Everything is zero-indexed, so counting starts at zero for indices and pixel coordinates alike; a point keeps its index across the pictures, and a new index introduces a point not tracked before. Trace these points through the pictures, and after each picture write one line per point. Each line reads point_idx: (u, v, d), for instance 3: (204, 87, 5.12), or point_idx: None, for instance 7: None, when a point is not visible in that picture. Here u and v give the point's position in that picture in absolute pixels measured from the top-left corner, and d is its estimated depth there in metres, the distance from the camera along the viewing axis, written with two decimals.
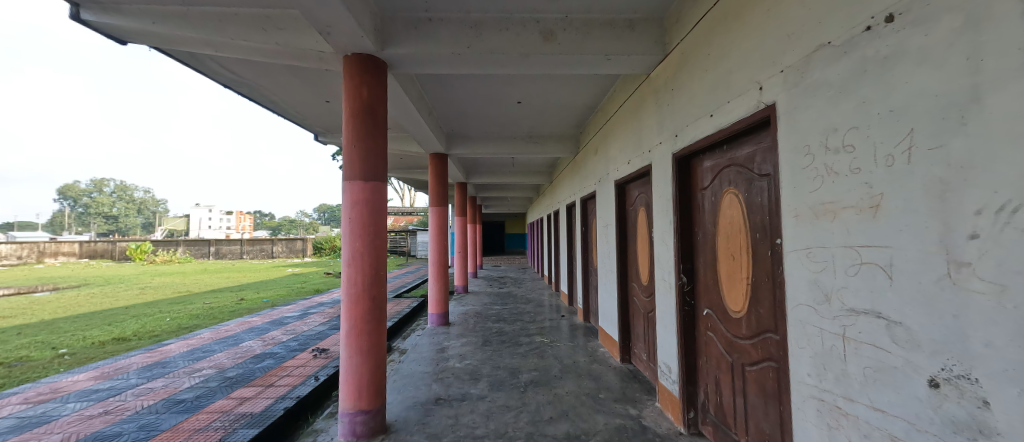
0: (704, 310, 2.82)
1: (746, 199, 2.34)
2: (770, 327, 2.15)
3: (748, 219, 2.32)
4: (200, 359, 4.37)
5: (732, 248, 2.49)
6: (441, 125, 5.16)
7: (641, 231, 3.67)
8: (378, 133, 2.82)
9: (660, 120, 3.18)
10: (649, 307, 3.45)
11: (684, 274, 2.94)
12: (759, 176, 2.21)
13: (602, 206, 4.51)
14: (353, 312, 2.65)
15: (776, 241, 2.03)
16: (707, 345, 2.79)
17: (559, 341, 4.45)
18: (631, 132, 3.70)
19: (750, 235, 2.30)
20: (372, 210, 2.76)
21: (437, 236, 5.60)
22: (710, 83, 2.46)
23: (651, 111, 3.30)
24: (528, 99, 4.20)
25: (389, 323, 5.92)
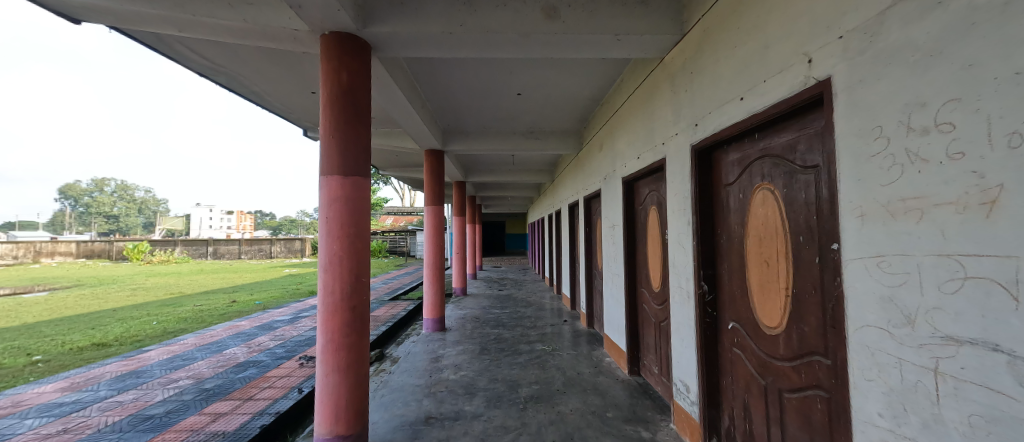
0: (729, 323, 2.56)
1: (786, 196, 2.08)
2: (818, 350, 1.86)
3: (789, 221, 2.06)
4: (178, 368, 4.12)
5: (765, 253, 2.25)
6: (437, 120, 4.90)
7: (650, 232, 3.39)
8: (359, 125, 2.61)
9: (676, 108, 2.91)
10: (661, 316, 3.18)
11: (705, 282, 2.69)
12: (803, 168, 1.95)
13: (608, 205, 4.23)
14: (329, 324, 2.49)
15: (831, 246, 1.76)
16: (732, 363, 2.52)
17: (561, 350, 4.16)
18: (642, 124, 3.43)
19: (791, 238, 2.05)
20: (351, 209, 2.56)
21: (433, 237, 5.34)
22: (740, 61, 2.19)
23: (666, 99, 3.04)
24: (528, 90, 3.93)
25: (383, 329, 5.64)
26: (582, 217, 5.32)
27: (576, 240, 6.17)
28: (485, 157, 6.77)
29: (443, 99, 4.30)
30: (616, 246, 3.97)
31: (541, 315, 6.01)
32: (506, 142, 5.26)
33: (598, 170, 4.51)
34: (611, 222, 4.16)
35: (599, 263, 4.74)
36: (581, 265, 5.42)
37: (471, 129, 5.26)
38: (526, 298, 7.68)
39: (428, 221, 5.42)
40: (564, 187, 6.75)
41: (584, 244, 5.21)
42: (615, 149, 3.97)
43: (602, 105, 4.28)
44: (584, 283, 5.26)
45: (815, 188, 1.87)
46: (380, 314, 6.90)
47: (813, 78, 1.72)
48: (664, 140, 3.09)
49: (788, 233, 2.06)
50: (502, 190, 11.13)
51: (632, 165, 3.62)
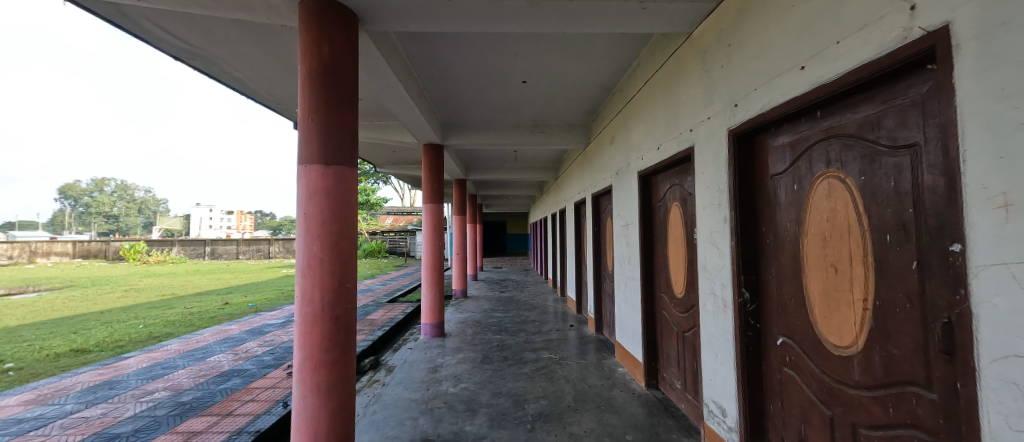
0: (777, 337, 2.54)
1: (864, 193, 1.94)
2: (905, 377, 1.76)
3: (868, 224, 1.93)
4: (155, 378, 3.81)
5: (835, 257, 2.13)
6: (435, 111, 4.60)
7: (671, 231, 3.08)
8: (343, 107, 2.38)
9: (707, 89, 2.62)
10: (684, 325, 2.85)
11: (746, 289, 2.16)
12: (892, 151, 1.78)
13: (620, 202, 3.93)
14: (308, 337, 2.29)
15: (940, 253, 1.58)
16: (783, 381, 2.51)
17: (569, 359, 3.84)
18: (663, 112, 3.14)
19: (874, 238, 1.89)
20: (332, 205, 2.33)
21: (431, 236, 5.04)
22: (802, 23, 1.93)
23: (694, 79, 2.75)
24: (535, 77, 3.64)
25: (378, 334, 5.33)
26: (590, 216, 5.02)
27: (582, 240, 5.86)
28: (486, 153, 6.47)
29: (443, 88, 4.01)
30: (630, 246, 3.66)
31: (544, 319, 5.68)
32: (509, 135, 4.96)
33: (609, 165, 4.22)
34: (624, 220, 3.86)
35: (609, 265, 4.42)
36: (589, 267, 5.11)
37: (472, 122, 4.97)
38: (528, 301, 7.35)
39: (427, 220, 5.13)
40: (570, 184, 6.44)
41: (592, 245, 4.90)
42: (630, 140, 3.68)
43: (614, 95, 4.00)
44: (592, 286, 4.95)
45: (909, 177, 1.70)
46: (376, 317, 6.59)
47: (919, 28, 1.45)
48: (691, 127, 2.80)
49: (866, 236, 1.93)
50: (503, 189, 10.82)
51: (650, 157, 3.32)
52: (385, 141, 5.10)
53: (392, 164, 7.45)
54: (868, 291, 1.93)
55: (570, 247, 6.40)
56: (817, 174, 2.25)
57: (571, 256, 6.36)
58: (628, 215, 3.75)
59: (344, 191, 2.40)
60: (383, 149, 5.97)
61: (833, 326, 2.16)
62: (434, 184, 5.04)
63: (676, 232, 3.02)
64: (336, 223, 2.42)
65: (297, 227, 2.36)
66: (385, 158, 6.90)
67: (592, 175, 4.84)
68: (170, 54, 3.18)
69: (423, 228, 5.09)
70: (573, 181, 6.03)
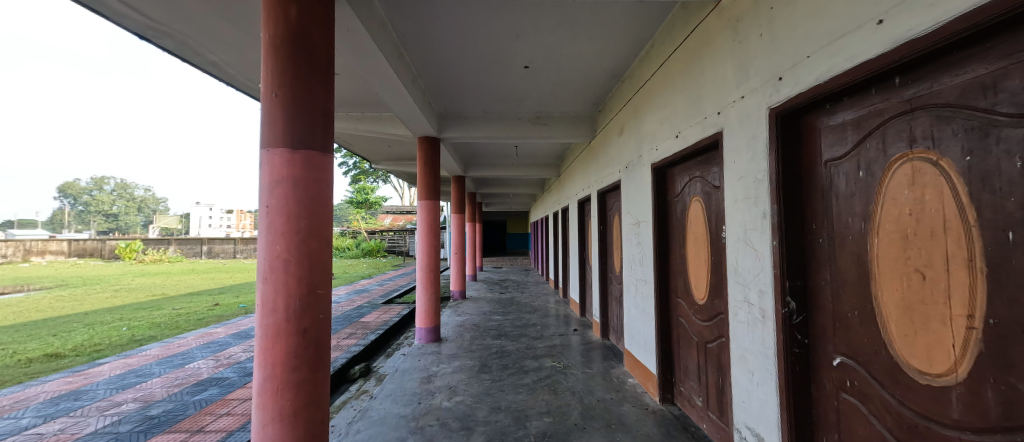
0: (835, 357, 2.14)
1: (961, 181, 1.50)
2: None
3: (966, 220, 1.49)
4: (126, 388, 3.52)
5: (914, 263, 1.69)
6: (432, 101, 4.33)
7: (693, 232, 2.82)
8: (315, 92, 2.18)
9: (741, 65, 2.28)
10: (709, 335, 2.60)
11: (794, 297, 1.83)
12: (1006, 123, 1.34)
13: (631, 197, 3.65)
14: (269, 346, 2.15)
15: None
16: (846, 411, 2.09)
17: (574, 368, 3.56)
18: (685, 95, 2.82)
19: (976, 241, 1.45)
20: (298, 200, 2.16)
21: (427, 237, 4.68)
22: None
23: (726, 54, 2.40)
24: (538, 62, 3.37)
25: (371, 339, 5.05)
26: (595, 214, 4.72)
27: (586, 240, 5.56)
28: (486, 148, 6.17)
29: (438, 74, 3.72)
30: (642, 245, 3.37)
31: (546, 323, 5.39)
32: (509, 128, 4.66)
33: (618, 158, 3.92)
34: (635, 218, 3.59)
35: (617, 266, 4.13)
36: (595, 268, 4.81)
37: (470, 114, 4.68)
38: (529, 303, 7.07)
39: (422, 219, 4.76)
40: (573, 181, 6.16)
41: (598, 245, 4.61)
42: (642, 129, 3.39)
43: (624, 81, 3.71)
44: (597, 289, 4.66)
45: None
46: (370, 320, 6.30)
47: None
48: (719, 111, 2.47)
49: (974, 236, 1.46)
50: (502, 187, 10.52)
51: (667, 146, 3.04)
52: (378, 133, 4.80)
53: (387, 160, 7.15)
54: (976, 307, 1.46)
55: (574, 247, 6.11)
56: (895, 157, 1.77)
57: (574, 256, 6.07)
58: (641, 211, 3.47)
59: (316, 184, 2.22)
60: (377, 143, 5.67)
61: (918, 351, 1.69)
62: (430, 180, 4.70)
63: (697, 232, 2.78)
64: (303, 220, 2.24)
65: (261, 225, 2.22)
66: (379, 152, 6.60)
67: (599, 170, 4.53)
68: (135, 33, 2.88)
69: (417, 226, 4.77)
70: (578, 176, 5.73)
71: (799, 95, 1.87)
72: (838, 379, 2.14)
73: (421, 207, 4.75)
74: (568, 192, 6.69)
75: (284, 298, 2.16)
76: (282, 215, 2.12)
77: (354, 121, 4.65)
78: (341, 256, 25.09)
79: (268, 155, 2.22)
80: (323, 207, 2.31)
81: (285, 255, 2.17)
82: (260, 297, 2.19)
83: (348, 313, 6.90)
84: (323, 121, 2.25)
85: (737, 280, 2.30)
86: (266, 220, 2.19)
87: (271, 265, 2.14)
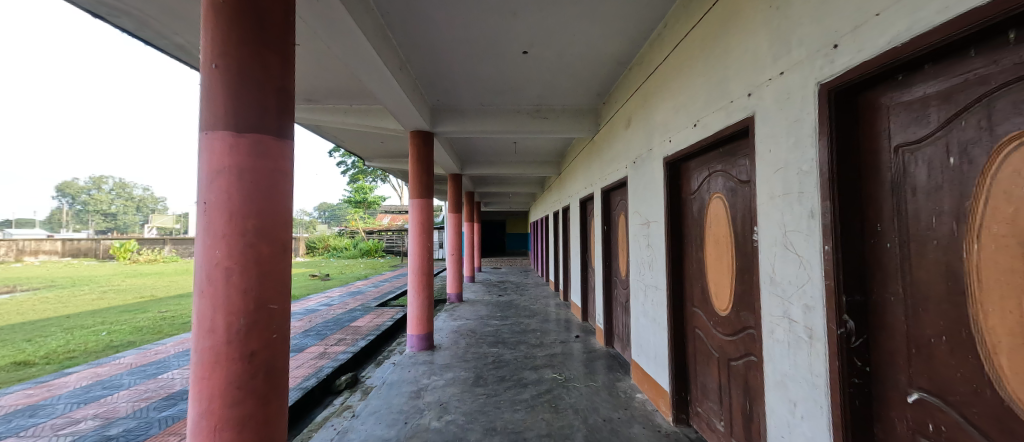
0: (912, 393, 1.09)
1: None
2: None
3: None
4: (88, 403, 3.23)
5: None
6: (423, 92, 4.02)
7: (714, 231, 2.15)
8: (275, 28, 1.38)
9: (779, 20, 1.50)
10: (732, 355, 1.97)
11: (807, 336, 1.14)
12: None
13: (635, 200, 3.13)
14: (204, 414, 1.23)
15: None
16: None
17: (576, 381, 3.25)
18: (702, 68, 2.06)
19: None
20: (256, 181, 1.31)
21: (419, 237, 4.33)
22: None
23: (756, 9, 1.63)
24: (538, 47, 3.08)
25: (359, 347, 4.74)
26: (598, 214, 4.43)
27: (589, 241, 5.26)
28: (484, 145, 5.86)
29: (427, 62, 3.41)
30: (649, 253, 2.85)
31: (547, 329, 5.05)
32: (506, 122, 4.36)
33: (625, 154, 3.39)
34: (639, 215, 3.04)
35: (622, 268, 3.83)
36: (598, 271, 4.52)
37: (466, 107, 4.38)
38: (529, 306, 6.75)
39: (414, 218, 4.40)
40: (575, 179, 5.84)
41: (602, 246, 4.29)
42: (649, 123, 2.84)
43: (632, 68, 3.21)
44: (600, 292, 4.36)
45: None
46: (362, 324, 6.01)
47: None
48: (749, 90, 1.68)
49: None
50: (501, 186, 10.22)
51: (676, 141, 2.42)
52: (367, 129, 4.51)
53: (381, 157, 6.85)
54: None
55: (575, 248, 5.81)
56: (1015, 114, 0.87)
57: (576, 258, 5.77)
58: (644, 215, 2.93)
59: (273, 180, 1.34)
60: (368, 138, 5.37)
61: None
62: (422, 176, 4.37)
63: (714, 230, 2.16)
64: (252, 210, 1.30)
65: (199, 219, 1.27)
66: (371, 149, 6.29)
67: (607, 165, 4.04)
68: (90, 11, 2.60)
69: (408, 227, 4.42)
70: (580, 174, 5.36)
71: (850, 70, 1.19)
72: (914, 420, 1.09)
73: (411, 205, 4.40)
74: (569, 191, 6.38)
75: (216, 338, 1.23)
76: (236, 205, 1.27)
77: (341, 114, 4.33)
78: (339, 256, 24.81)
79: (216, 106, 1.29)
80: (270, 188, 1.34)
81: (235, 268, 1.26)
82: (194, 335, 1.25)
83: (340, 316, 6.62)
84: (279, 92, 1.39)
85: (773, 292, 1.53)
86: (206, 210, 1.26)
87: (206, 281, 1.25)
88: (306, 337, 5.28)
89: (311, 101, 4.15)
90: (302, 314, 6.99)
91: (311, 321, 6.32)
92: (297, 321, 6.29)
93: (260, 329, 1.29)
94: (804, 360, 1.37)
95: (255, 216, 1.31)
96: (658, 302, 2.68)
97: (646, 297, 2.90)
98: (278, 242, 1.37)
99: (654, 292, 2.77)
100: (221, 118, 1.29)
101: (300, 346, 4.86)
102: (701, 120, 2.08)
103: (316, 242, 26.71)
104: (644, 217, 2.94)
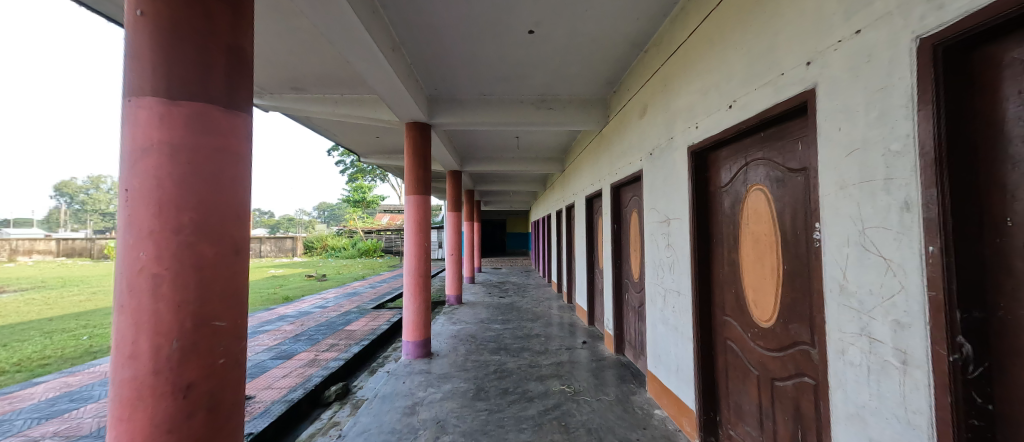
0: None
1: None
2: None
3: None
4: (51, 418, 2.94)
5: None
6: (420, 80, 3.72)
7: (749, 230, 1.88)
8: None
9: None
10: (774, 374, 1.69)
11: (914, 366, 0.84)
12: None
13: (653, 195, 2.82)
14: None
15: None
16: None
17: (587, 394, 2.96)
18: (742, 38, 1.76)
19: None
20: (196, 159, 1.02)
21: (416, 236, 4.02)
22: None
23: None
24: (546, 25, 2.78)
25: (351, 354, 4.44)
26: (607, 212, 4.14)
27: (596, 241, 4.96)
28: (486, 139, 5.56)
29: (424, 45, 3.12)
30: (669, 254, 2.55)
31: (552, 334, 4.77)
32: (509, 113, 4.07)
33: (640, 145, 3.08)
34: (657, 212, 2.74)
35: (634, 270, 3.53)
36: (606, 273, 4.23)
37: (466, 97, 4.08)
38: (531, 309, 6.46)
39: (409, 215, 4.08)
40: (580, 175, 5.54)
41: (611, 246, 4.00)
42: (670, 108, 2.54)
43: (650, 50, 2.91)
44: (610, 296, 4.06)
45: None
46: (356, 328, 5.72)
47: None
48: (808, 58, 1.39)
49: None
50: (502, 184, 9.93)
51: (704, 126, 2.11)
52: (360, 121, 4.21)
53: (377, 152, 6.55)
54: None
55: (581, 249, 5.51)
56: None
57: (581, 259, 5.47)
58: (663, 212, 2.63)
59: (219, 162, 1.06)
60: (362, 132, 5.08)
61: None
62: (418, 171, 4.05)
63: (750, 227, 1.86)
64: (191, 199, 1.02)
65: (120, 209, 0.99)
66: (367, 144, 5.99)
67: (618, 158, 3.73)
68: None
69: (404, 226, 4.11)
70: (586, 169, 5.05)
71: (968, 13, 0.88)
72: None
73: (407, 201, 4.09)
74: (574, 188, 6.08)
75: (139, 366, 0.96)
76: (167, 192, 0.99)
77: (331, 104, 4.02)
78: (337, 256, 24.48)
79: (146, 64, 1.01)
80: (216, 171, 1.06)
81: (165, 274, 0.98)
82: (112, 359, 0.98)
83: (334, 319, 6.32)
84: (228, 52, 1.11)
85: (845, 303, 1.25)
86: (128, 199, 0.98)
87: (125, 293, 0.97)
88: (296, 342, 4.99)
89: (299, 89, 3.85)
90: (295, 316, 6.69)
91: (303, 324, 6.02)
92: (288, 325, 5.99)
93: (201, 355, 1.02)
94: (894, 390, 1.08)
95: (193, 208, 1.02)
96: (680, 309, 2.39)
97: (665, 303, 2.61)
98: (229, 242, 1.11)
99: (674, 298, 2.47)
100: (147, 82, 1.00)
101: (290, 352, 4.57)
102: (739, 100, 1.79)
103: (314, 241, 26.39)
104: (663, 214, 2.64)
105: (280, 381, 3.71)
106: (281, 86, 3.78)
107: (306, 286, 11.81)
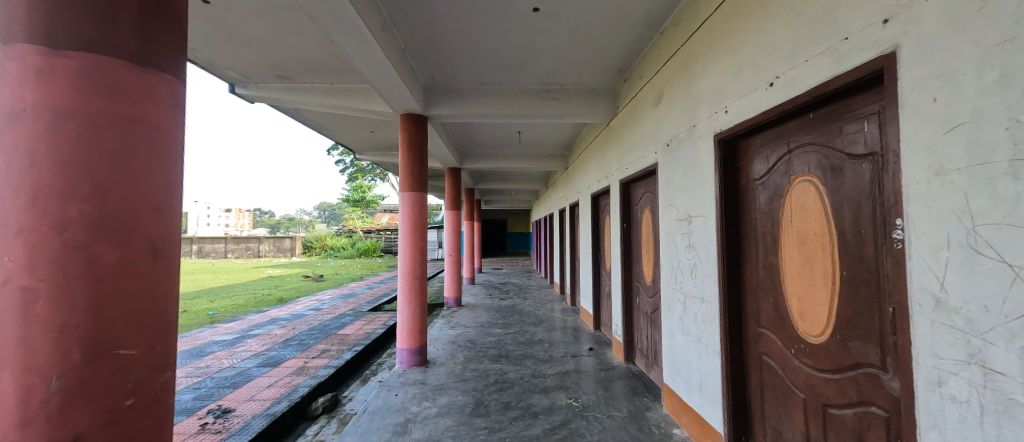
0: None
1: None
2: None
3: None
4: None
5: None
6: (414, 68, 3.45)
7: (791, 229, 1.61)
8: None
9: None
10: (829, 401, 1.42)
11: None
12: None
13: (670, 191, 2.55)
14: None
15: None
16: None
17: (596, 410, 2.69)
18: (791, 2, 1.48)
19: None
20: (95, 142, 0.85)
21: (411, 236, 3.74)
22: None
23: None
24: (552, 2, 2.49)
25: (342, 362, 4.17)
26: (615, 210, 3.86)
27: (602, 241, 4.68)
28: (486, 134, 5.28)
29: (419, 27, 2.84)
30: (691, 255, 2.27)
31: (556, 339, 4.49)
32: (511, 104, 3.80)
33: (655, 136, 2.81)
34: (676, 208, 2.46)
35: (646, 273, 3.26)
36: (614, 276, 3.95)
37: (464, 86, 3.80)
38: (533, 311, 6.18)
39: (404, 214, 3.79)
40: (585, 172, 5.27)
41: (620, 247, 3.73)
42: (691, 93, 2.26)
43: (667, 31, 2.63)
44: (618, 300, 3.79)
45: None
46: (350, 332, 5.45)
47: None
48: (886, 15, 1.11)
49: None
50: (503, 182, 9.66)
51: (736, 110, 1.83)
52: (352, 113, 3.93)
53: (373, 148, 6.28)
54: None
55: (585, 249, 5.24)
56: None
57: (586, 260, 5.20)
58: (683, 209, 2.36)
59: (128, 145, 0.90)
60: (355, 126, 4.81)
61: None
62: (413, 166, 3.77)
63: (794, 225, 1.58)
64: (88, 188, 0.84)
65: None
66: (362, 139, 5.73)
67: (629, 152, 3.45)
68: None
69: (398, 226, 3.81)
70: (592, 165, 4.77)
71: None
72: None
73: (402, 198, 3.80)
74: (579, 186, 5.80)
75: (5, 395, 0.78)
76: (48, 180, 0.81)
77: (321, 94, 3.73)
78: (336, 256, 24.26)
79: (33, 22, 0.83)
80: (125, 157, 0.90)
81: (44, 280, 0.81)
82: None
83: (327, 323, 6.06)
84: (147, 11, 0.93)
85: (942, 323, 0.98)
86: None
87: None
88: (286, 347, 4.72)
89: (286, 78, 3.58)
90: (287, 319, 6.42)
91: (295, 328, 5.75)
92: (279, 328, 5.71)
93: (102, 390, 0.86)
94: None
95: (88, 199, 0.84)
96: (704, 318, 2.12)
97: (685, 311, 2.34)
98: (144, 241, 0.93)
99: (697, 306, 2.19)
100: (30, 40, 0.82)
101: (277, 359, 4.30)
102: (784, 77, 1.52)
103: (312, 241, 26.15)
104: (683, 212, 2.37)
105: (264, 392, 3.44)
106: (265, 74, 3.50)
107: (302, 286, 11.53)
